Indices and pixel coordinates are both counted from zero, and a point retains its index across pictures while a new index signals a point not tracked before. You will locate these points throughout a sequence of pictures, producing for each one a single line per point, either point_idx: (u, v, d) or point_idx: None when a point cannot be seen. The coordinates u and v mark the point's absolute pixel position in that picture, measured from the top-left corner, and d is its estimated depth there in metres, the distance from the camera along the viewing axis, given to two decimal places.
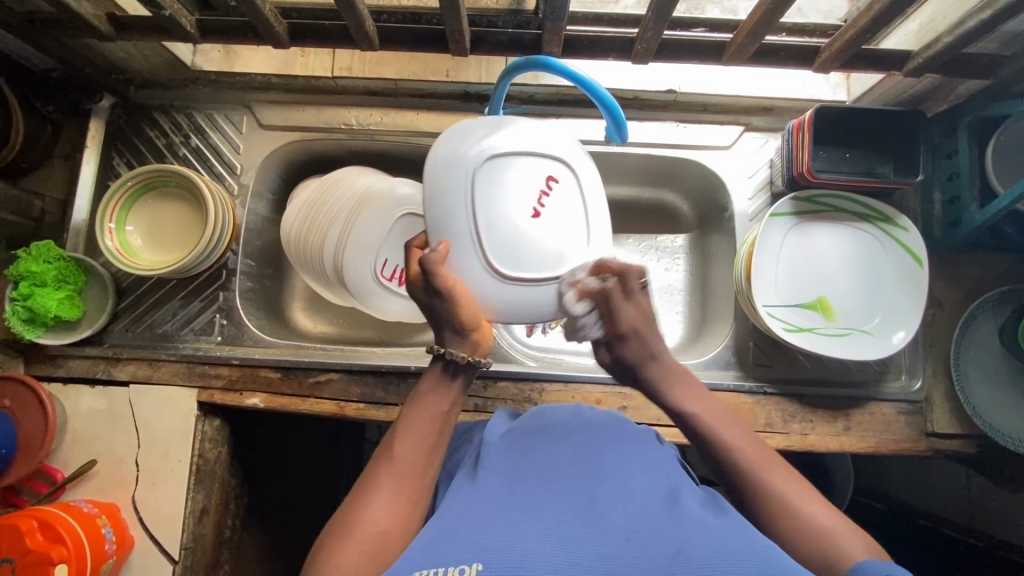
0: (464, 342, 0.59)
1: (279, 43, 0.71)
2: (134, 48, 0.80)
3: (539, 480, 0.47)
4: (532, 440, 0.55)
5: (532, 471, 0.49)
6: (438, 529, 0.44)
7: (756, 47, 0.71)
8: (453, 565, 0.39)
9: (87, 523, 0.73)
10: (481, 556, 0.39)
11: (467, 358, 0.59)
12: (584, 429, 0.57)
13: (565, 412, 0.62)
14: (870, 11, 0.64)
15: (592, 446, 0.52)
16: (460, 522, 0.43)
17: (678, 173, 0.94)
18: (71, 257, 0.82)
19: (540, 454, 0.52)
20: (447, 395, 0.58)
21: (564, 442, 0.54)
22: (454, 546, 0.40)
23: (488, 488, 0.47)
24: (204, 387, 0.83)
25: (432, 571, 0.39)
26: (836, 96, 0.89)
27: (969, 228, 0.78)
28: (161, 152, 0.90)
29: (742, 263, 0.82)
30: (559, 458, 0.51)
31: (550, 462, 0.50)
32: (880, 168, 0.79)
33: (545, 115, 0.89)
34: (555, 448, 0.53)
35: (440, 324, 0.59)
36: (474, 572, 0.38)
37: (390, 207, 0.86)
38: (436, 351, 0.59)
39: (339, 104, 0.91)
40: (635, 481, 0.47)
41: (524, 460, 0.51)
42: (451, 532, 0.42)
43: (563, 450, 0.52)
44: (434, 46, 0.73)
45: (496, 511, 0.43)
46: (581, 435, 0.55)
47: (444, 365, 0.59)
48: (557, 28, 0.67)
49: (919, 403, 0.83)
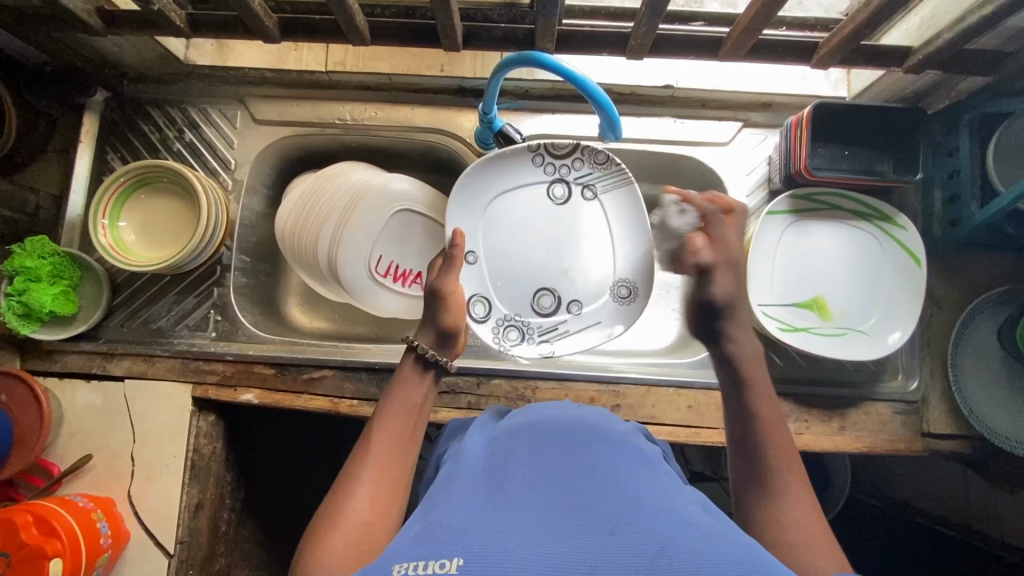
0: (435, 339, 0.66)
1: (271, 38, 0.71)
2: (126, 42, 0.79)
3: (527, 483, 0.47)
4: (521, 442, 0.55)
5: (521, 474, 0.49)
6: (425, 528, 0.43)
7: (753, 42, 0.69)
8: (434, 559, 0.38)
9: (83, 517, 0.74)
10: (463, 551, 0.39)
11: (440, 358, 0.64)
12: (574, 432, 0.56)
13: (552, 411, 0.62)
14: (870, 7, 0.63)
15: (580, 450, 0.52)
16: (445, 521, 0.43)
17: (675, 169, 0.93)
18: (66, 252, 0.82)
19: (529, 456, 0.52)
20: (419, 384, 0.62)
21: (553, 444, 0.54)
22: (442, 542, 0.40)
23: (475, 492, 0.47)
24: (198, 383, 0.83)
25: (412, 564, 0.38)
26: (836, 93, 0.88)
27: (970, 227, 0.77)
28: (155, 146, 0.90)
29: (739, 262, 0.81)
30: (548, 461, 0.50)
31: (539, 464, 0.50)
32: (881, 164, 0.78)
33: (541, 110, 0.88)
34: (543, 450, 0.53)
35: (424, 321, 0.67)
36: (455, 566, 0.37)
37: (379, 196, 0.86)
38: (408, 342, 0.63)
39: (333, 99, 0.90)
40: (624, 483, 0.47)
41: (513, 463, 0.51)
42: (437, 529, 0.42)
43: (552, 454, 0.52)
44: (427, 41, 0.72)
45: (482, 513, 0.43)
46: (571, 438, 0.55)
47: (417, 359, 0.63)
48: (550, 23, 0.66)
49: (915, 403, 0.83)
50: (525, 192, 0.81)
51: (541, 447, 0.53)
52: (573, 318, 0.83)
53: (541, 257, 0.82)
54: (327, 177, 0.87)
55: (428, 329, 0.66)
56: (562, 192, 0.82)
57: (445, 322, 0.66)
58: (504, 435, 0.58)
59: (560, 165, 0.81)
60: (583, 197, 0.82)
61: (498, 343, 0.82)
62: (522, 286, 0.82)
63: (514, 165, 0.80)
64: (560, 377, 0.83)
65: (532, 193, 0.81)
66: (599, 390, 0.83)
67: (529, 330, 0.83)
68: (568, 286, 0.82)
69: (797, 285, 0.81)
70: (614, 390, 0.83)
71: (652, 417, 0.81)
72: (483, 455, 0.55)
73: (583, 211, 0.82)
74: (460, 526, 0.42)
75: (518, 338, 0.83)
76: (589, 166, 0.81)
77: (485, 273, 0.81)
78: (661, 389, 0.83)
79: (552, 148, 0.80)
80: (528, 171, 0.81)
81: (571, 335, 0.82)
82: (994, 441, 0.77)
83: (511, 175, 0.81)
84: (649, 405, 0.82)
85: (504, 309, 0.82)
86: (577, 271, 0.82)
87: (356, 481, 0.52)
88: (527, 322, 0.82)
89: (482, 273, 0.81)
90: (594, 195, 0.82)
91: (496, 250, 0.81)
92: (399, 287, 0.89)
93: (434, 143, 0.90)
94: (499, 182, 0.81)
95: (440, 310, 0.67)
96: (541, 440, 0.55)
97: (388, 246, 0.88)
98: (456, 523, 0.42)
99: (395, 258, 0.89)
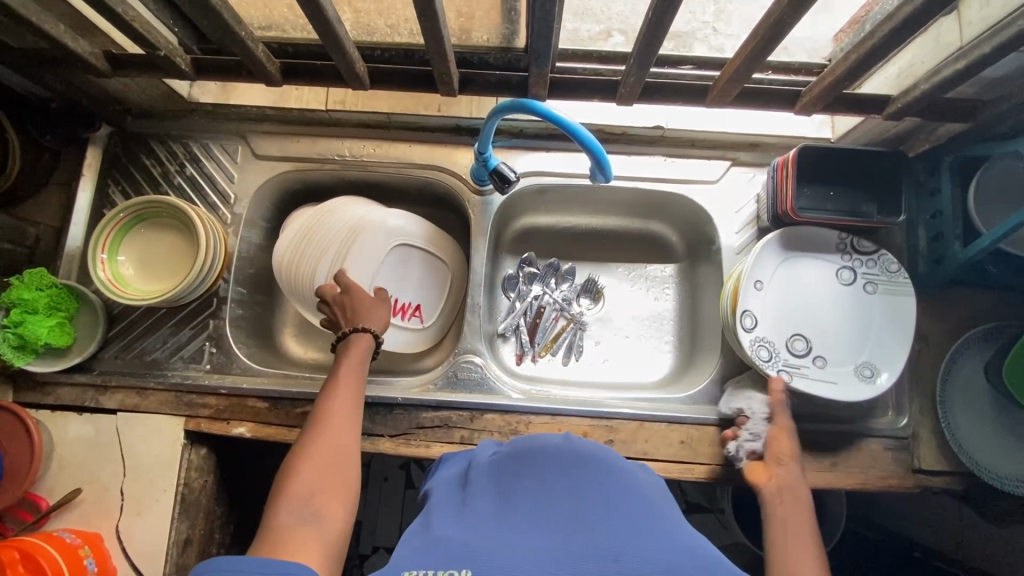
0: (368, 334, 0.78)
1: (273, 81, 0.73)
2: (133, 82, 0.82)
3: (527, 499, 0.50)
4: (528, 457, 0.57)
5: (524, 488, 0.52)
6: (432, 537, 0.46)
7: (739, 89, 0.72)
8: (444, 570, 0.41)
9: (69, 553, 0.73)
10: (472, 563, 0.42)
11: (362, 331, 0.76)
12: (581, 447, 0.58)
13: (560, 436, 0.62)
14: (848, 60, 0.66)
15: (588, 463, 0.55)
16: (456, 534, 0.45)
17: (666, 206, 0.95)
18: (63, 284, 0.82)
19: (528, 472, 0.54)
20: (369, 353, 0.76)
21: (546, 457, 0.56)
22: (450, 551, 0.43)
23: (483, 510, 0.49)
24: (191, 416, 0.83)
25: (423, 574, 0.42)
26: (820, 134, 0.91)
27: (953, 266, 0.79)
28: (157, 180, 0.91)
29: (729, 298, 0.82)
30: (556, 477, 0.52)
31: (535, 478, 0.53)
32: (865, 206, 0.80)
33: (534, 149, 0.90)
34: (540, 465, 0.55)
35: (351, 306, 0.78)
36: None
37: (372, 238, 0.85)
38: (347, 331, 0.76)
39: (333, 136, 0.92)
40: (628, 499, 0.50)
41: (523, 479, 0.53)
42: (447, 539, 0.45)
43: (560, 469, 0.54)
44: (425, 86, 0.75)
45: (491, 530, 0.46)
46: (582, 454, 0.57)
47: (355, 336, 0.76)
48: (542, 72, 0.69)
49: (906, 439, 0.83)
50: (816, 263, 0.83)
51: (556, 459, 0.55)
52: (819, 371, 0.80)
53: (863, 346, 0.80)
54: (327, 210, 0.88)
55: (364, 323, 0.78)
56: (849, 279, 0.82)
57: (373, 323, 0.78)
58: (503, 454, 0.60)
59: (859, 260, 0.82)
60: (866, 291, 0.82)
61: (754, 356, 0.79)
62: (781, 327, 0.81)
63: (819, 239, 0.83)
64: (553, 412, 0.83)
65: (823, 267, 0.83)
66: (592, 425, 0.83)
67: (778, 355, 0.80)
68: (826, 338, 0.81)
69: (831, 313, 0.82)
70: (607, 425, 0.83)
71: (644, 453, 0.82)
72: (497, 467, 0.57)
73: (864, 303, 0.82)
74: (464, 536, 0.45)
75: (770, 358, 0.80)
76: (880, 267, 0.81)
77: (783, 319, 0.82)
78: (653, 424, 0.83)
79: (857, 244, 0.82)
80: (827, 252, 0.83)
81: (814, 382, 0.79)
82: (986, 478, 0.78)
83: (816, 250, 0.83)
84: (642, 441, 0.82)
85: (765, 331, 0.81)
86: (834, 333, 0.81)
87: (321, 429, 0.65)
88: (780, 350, 0.80)
89: (766, 298, 0.82)
90: (877, 293, 0.81)
91: (863, 323, 0.81)
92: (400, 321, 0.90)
93: (429, 178, 0.92)
94: (807, 250, 0.83)
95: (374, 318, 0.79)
96: (536, 455, 0.57)
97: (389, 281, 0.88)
98: (460, 534, 0.45)
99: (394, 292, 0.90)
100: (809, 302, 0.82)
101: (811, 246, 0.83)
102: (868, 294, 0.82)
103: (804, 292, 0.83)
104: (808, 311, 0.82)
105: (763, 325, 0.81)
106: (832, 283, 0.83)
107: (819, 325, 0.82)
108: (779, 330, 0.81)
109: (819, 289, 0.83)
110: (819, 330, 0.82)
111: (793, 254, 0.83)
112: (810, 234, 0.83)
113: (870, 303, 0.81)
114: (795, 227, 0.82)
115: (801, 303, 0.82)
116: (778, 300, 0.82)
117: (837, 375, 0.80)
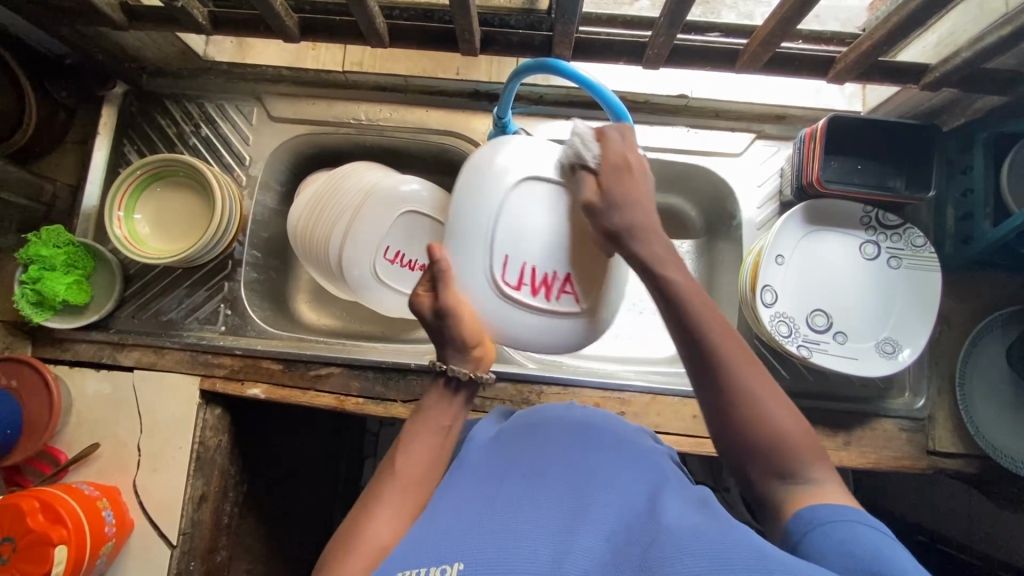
0: (461, 358, 0.61)
1: (290, 37, 0.72)
2: (148, 37, 0.81)
3: (526, 482, 0.47)
4: (525, 437, 0.56)
5: (518, 464, 0.51)
6: (427, 531, 0.44)
7: (770, 55, 0.70)
8: (436, 564, 0.40)
9: (88, 505, 0.75)
10: (462, 557, 0.40)
11: (468, 372, 0.61)
12: (580, 427, 0.57)
13: (559, 409, 0.62)
14: (888, 23, 0.63)
15: (581, 443, 0.53)
16: (448, 522, 0.44)
17: (688, 178, 0.93)
18: (80, 242, 0.83)
19: (523, 452, 0.53)
20: (447, 406, 0.61)
21: (552, 444, 0.53)
22: (439, 545, 0.41)
23: (475, 488, 0.48)
24: (206, 376, 0.84)
25: (415, 571, 0.40)
26: (850, 107, 0.88)
27: (981, 246, 0.77)
28: (172, 141, 0.91)
29: (748, 273, 0.81)
30: (551, 454, 0.51)
31: (536, 465, 0.50)
32: (892, 180, 0.78)
33: (554, 116, 0.89)
34: (539, 446, 0.53)
35: (442, 342, 0.60)
36: (456, 571, 0.39)
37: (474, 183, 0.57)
38: (437, 366, 0.61)
39: (349, 98, 0.91)
40: (623, 478, 0.48)
41: (517, 456, 0.52)
42: (438, 530, 0.43)
43: (555, 448, 0.52)
44: (446, 44, 0.73)
45: (483, 508, 0.45)
46: (576, 433, 0.55)
47: (446, 380, 0.61)
48: (568, 30, 0.67)
49: (922, 421, 0.82)
50: (838, 237, 0.81)
51: (556, 439, 0.54)
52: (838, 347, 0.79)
53: (885, 321, 0.79)
54: (342, 174, 0.87)
55: (449, 348, 0.60)
56: (873, 253, 0.81)
57: (464, 336, 0.59)
58: (505, 430, 0.59)
59: (883, 234, 0.80)
60: (890, 266, 0.80)
61: (774, 332, 0.78)
62: (801, 302, 0.80)
63: (845, 212, 0.81)
64: (565, 383, 0.83)
65: (845, 241, 0.81)
66: (605, 396, 0.83)
67: (796, 329, 0.79)
68: (845, 313, 0.80)
69: (852, 287, 0.81)
70: (620, 397, 0.83)
71: (657, 426, 0.81)
72: (493, 445, 0.56)
73: (886, 278, 0.80)
74: (458, 529, 0.43)
75: (790, 334, 0.79)
76: (905, 242, 0.80)
77: (802, 293, 0.80)
78: (667, 398, 0.82)
79: (883, 218, 0.80)
80: (853, 224, 0.81)
81: (833, 356, 0.78)
82: (999, 459, 0.77)
83: (839, 224, 0.81)
84: (654, 414, 0.82)
85: (782, 306, 0.80)
86: (854, 308, 0.80)
87: (380, 499, 0.51)
88: (798, 322, 0.79)
89: (785, 274, 0.80)
90: (903, 269, 0.80)
91: (884, 298, 0.80)
92: (542, 303, 0.58)
93: (447, 145, 0.91)
94: (830, 224, 0.81)
95: (455, 329, 0.58)
96: (538, 440, 0.54)
97: (510, 241, 0.57)
98: (452, 525, 0.43)
99: (511, 255, 0.57)
100: (828, 276, 0.81)
101: (835, 219, 0.81)
102: (892, 270, 0.80)
103: (825, 266, 0.81)
104: (829, 285, 0.81)
105: (779, 300, 0.79)
106: (855, 258, 0.81)
107: (841, 298, 0.80)
108: (798, 304, 0.80)
109: (839, 263, 0.81)
110: (839, 305, 0.80)
111: (815, 228, 0.81)
112: (834, 206, 0.81)
113: (892, 279, 0.80)
114: (822, 199, 0.80)
115: (823, 278, 0.81)
116: (797, 273, 0.81)
117: (857, 350, 0.79)
